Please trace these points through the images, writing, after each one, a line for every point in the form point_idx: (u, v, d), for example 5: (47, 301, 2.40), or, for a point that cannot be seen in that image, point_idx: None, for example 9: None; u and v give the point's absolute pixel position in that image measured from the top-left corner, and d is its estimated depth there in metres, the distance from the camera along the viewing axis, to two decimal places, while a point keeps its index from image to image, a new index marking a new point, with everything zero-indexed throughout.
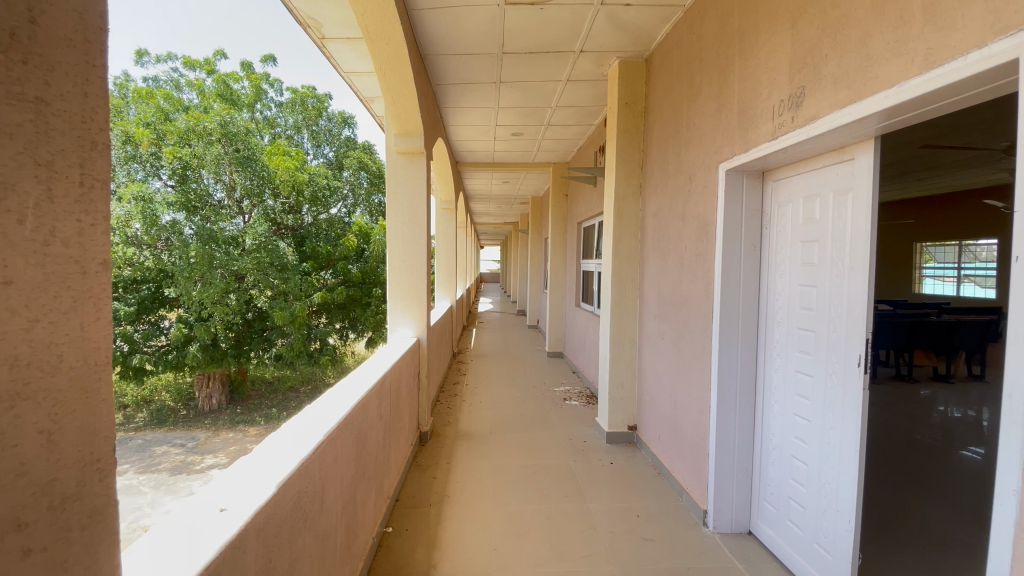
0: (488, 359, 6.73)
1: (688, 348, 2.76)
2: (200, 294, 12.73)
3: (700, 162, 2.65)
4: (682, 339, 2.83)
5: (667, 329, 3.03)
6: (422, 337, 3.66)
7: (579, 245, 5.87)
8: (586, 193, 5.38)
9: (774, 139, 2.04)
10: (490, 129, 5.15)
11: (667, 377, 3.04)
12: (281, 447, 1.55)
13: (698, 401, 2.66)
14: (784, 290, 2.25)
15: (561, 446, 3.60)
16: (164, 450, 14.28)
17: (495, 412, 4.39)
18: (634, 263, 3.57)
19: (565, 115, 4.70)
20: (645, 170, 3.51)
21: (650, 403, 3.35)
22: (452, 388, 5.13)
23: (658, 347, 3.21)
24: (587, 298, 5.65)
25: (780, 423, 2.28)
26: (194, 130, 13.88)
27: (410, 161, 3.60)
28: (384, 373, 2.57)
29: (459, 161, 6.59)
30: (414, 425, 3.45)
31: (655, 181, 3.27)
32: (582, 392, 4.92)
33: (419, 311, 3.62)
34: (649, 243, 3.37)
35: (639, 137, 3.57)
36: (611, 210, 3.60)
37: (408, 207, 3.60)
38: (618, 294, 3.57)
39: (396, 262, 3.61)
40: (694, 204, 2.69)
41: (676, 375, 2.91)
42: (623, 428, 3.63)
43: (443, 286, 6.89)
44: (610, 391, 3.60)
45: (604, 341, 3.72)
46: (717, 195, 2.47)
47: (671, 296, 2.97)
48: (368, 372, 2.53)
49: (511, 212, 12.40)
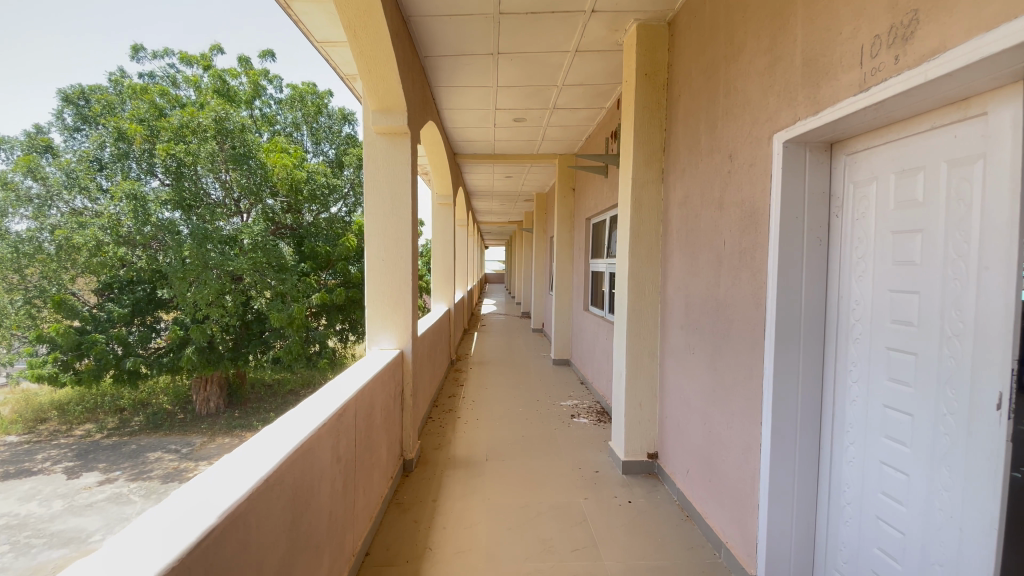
0: (489, 368, 6.16)
1: (728, 368, 2.21)
2: (195, 296, 12.28)
3: (745, 136, 2.11)
4: (719, 357, 2.29)
5: (699, 342, 2.49)
6: (406, 350, 3.12)
7: (588, 243, 5.34)
8: (596, 185, 4.84)
9: (862, 92, 1.50)
10: (489, 114, 4.62)
11: (699, 401, 2.50)
12: (199, 494, 1.23)
13: (741, 437, 2.12)
14: (865, 297, 1.70)
15: (569, 477, 3.06)
16: (158, 456, 13.90)
17: (493, 432, 3.84)
18: (655, 263, 3.03)
19: (573, 96, 4.17)
20: (668, 153, 2.97)
21: (676, 430, 2.80)
22: (447, 402, 4.61)
23: (686, 363, 2.66)
24: (597, 301, 5.09)
25: (860, 474, 1.73)
26: (189, 125, 13.21)
27: (390, 143, 3.05)
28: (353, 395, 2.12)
29: (457, 152, 6.07)
30: (395, 453, 2.93)
31: (683, 164, 2.72)
32: (591, 407, 4.37)
33: (403, 319, 3.09)
34: (674, 237, 2.83)
35: (661, 114, 3.02)
36: (628, 200, 3.06)
37: (389, 198, 3.06)
38: (637, 299, 3.03)
39: (376, 260, 3.08)
40: (737, 188, 2.15)
41: (711, 399, 2.37)
42: (642, 456, 3.08)
43: (440, 289, 6.34)
44: (627, 413, 3.06)
45: (618, 353, 3.18)
46: (772, 174, 1.93)
47: (705, 304, 2.43)
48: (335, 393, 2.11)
49: (516, 210, 11.86)
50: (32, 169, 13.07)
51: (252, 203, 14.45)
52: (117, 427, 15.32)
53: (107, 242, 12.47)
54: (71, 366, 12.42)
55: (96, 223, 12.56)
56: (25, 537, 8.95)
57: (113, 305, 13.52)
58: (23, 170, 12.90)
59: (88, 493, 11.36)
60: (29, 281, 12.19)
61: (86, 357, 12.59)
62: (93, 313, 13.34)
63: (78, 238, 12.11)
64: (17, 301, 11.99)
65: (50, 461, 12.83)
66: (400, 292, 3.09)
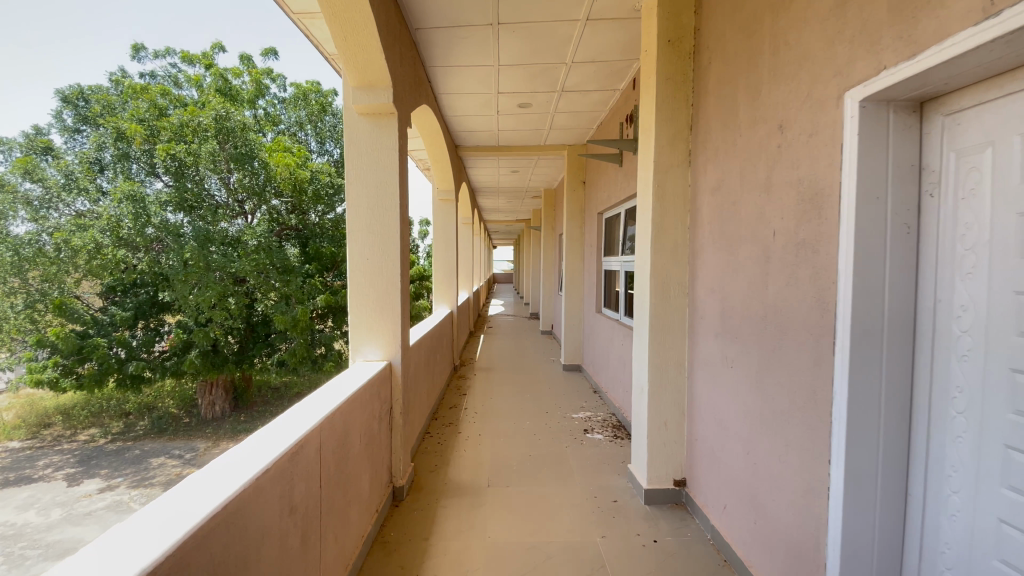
0: (494, 374, 5.74)
1: (782, 390, 1.78)
2: (196, 298, 11.95)
3: (801, 99, 1.69)
4: (768, 374, 1.86)
5: (741, 355, 2.06)
6: (395, 362, 2.71)
7: (600, 240, 4.93)
8: (609, 176, 4.42)
9: (985, 21, 1.08)
10: (491, 99, 4.21)
11: (741, 425, 2.08)
12: (178, 505, 1.14)
13: (800, 476, 1.69)
14: (974, 300, 1.28)
15: (582, 508, 2.65)
16: (161, 461, 13.60)
17: (497, 451, 3.43)
18: (682, 260, 2.60)
19: (584, 76, 3.76)
20: (695, 132, 2.54)
21: (710, 458, 2.37)
22: (447, 415, 4.21)
23: (722, 378, 2.24)
24: (611, 303, 4.68)
25: (966, 532, 1.31)
26: (189, 125, 12.90)
27: (374, 124, 2.65)
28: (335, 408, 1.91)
29: (459, 144, 5.66)
30: (383, 480, 2.54)
31: (716, 142, 2.30)
32: (606, 421, 3.96)
33: (390, 327, 2.68)
34: (706, 229, 2.41)
35: (687, 86, 2.59)
36: (649, 187, 2.64)
37: (373, 187, 2.65)
38: (661, 303, 2.61)
39: (359, 259, 2.67)
40: (791, 166, 1.73)
41: (758, 426, 1.94)
42: (668, 484, 2.66)
43: (442, 290, 5.93)
44: (649, 434, 2.65)
45: (639, 364, 2.76)
46: (842, 144, 1.51)
47: (748, 308, 2.00)
48: (312, 405, 1.92)
49: (524, 208, 11.46)
50: (31, 170, 12.79)
51: (257, 204, 14.14)
52: (121, 432, 15.08)
53: (106, 244, 12.17)
54: (73, 371, 12.11)
55: (96, 225, 12.27)
56: (19, 546, 8.41)
57: (115, 308, 13.27)
58: (20, 171, 12.57)
59: (89, 500, 11.16)
60: (29, 284, 11.90)
61: (88, 361, 12.32)
62: (97, 318, 13.08)
63: (76, 241, 11.84)
64: (18, 306, 11.79)
65: (51, 468, 12.54)
66: (386, 296, 2.68)
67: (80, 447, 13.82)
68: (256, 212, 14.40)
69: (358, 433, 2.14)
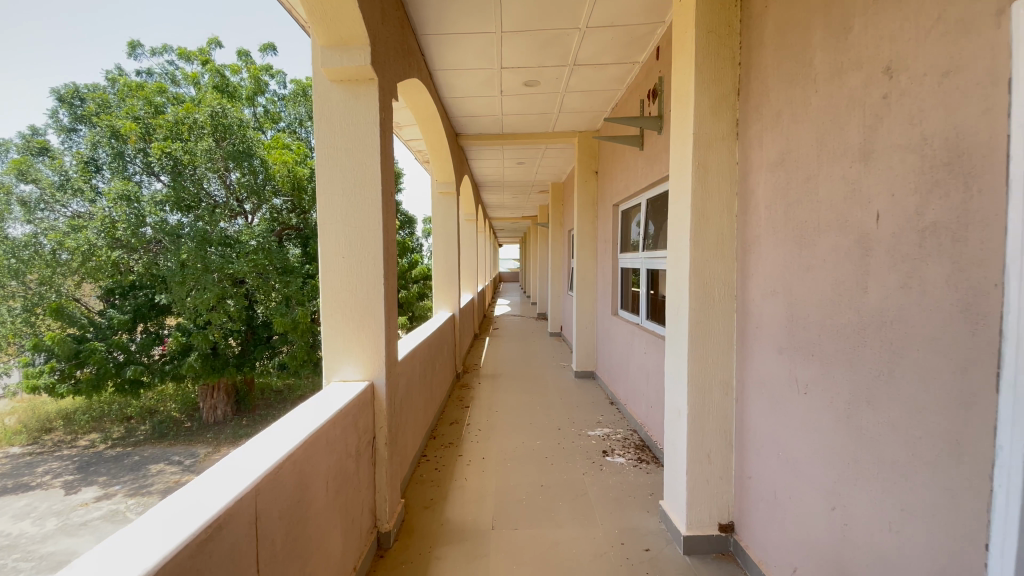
0: (500, 382, 5.26)
1: (900, 434, 1.28)
2: (194, 300, 11.55)
3: (928, 26, 1.19)
4: (875, 410, 1.37)
5: (826, 380, 1.57)
6: (378, 383, 2.22)
7: (616, 235, 4.43)
8: (626, 161, 3.94)
9: None
10: (493, 75, 3.73)
11: (827, 471, 1.58)
12: None
13: (930, 559, 1.20)
14: None
15: (607, 559, 2.17)
16: (161, 468, 13.25)
17: (504, 479, 2.96)
18: (728, 256, 2.11)
19: (600, 46, 3.27)
20: (745, 97, 2.05)
21: (773, 505, 1.87)
22: (448, 432, 3.73)
23: (791, 405, 1.75)
24: (629, 304, 4.19)
25: None
26: (184, 122, 12.42)
27: (350, 95, 2.16)
28: (295, 447, 1.50)
29: (460, 132, 5.18)
30: (363, 529, 2.06)
31: (780, 104, 1.80)
32: (627, 439, 3.48)
33: (372, 342, 2.20)
34: (764, 216, 1.91)
35: (733, 41, 2.09)
36: (687, 167, 2.15)
37: (349, 172, 2.17)
38: (703, 308, 2.12)
39: (332, 259, 2.18)
40: (914, 121, 1.23)
41: (856, 478, 1.45)
42: (713, 530, 2.18)
43: (444, 291, 5.43)
44: (689, 469, 2.16)
45: (675, 383, 2.27)
46: (1009, 81, 0.99)
47: (838, 317, 1.51)
48: (266, 443, 1.52)
49: (529, 204, 10.99)
50: (25, 170, 12.34)
51: (259, 205, 13.73)
52: (122, 437, 14.70)
53: (100, 245, 11.73)
54: (71, 376, 11.75)
55: (91, 225, 11.84)
56: (13, 561, 7.87)
57: (114, 311, 12.89)
58: (13, 172, 12.08)
59: (85, 509, 10.57)
60: (26, 286, 11.50)
61: (84, 366, 11.96)
62: (95, 322, 12.72)
63: (70, 242, 11.38)
64: (16, 310, 11.43)
65: (50, 474, 12.06)
66: (365, 303, 2.19)
67: (81, 451, 13.42)
68: (257, 213, 14.02)
69: (329, 471, 1.72)
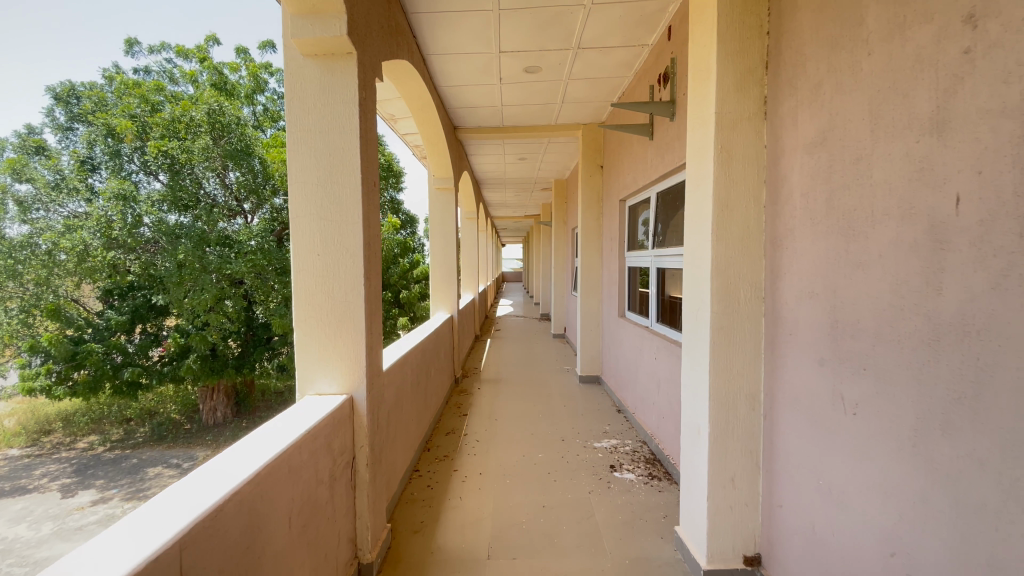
0: (501, 387, 4.99)
1: (991, 474, 1.03)
2: (191, 302, 11.32)
3: None
4: (957, 440, 1.11)
5: (885, 400, 1.31)
6: (358, 397, 1.97)
7: (623, 232, 4.17)
8: (634, 153, 3.68)
9: None
10: (492, 60, 3.46)
11: (885, 509, 1.33)
12: None
13: None
14: None
15: None
16: (159, 471, 12.97)
17: (503, 498, 2.71)
18: (755, 253, 1.86)
19: (608, 26, 3.01)
20: (775, 71, 1.80)
21: (812, 541, 1.62)
22: (444, 443, 3.47)
23: (837, 426, 1.49)
24: (638, 306, 3.93)
25: None
26: (180, 120, 12.14)
27: (325, 71, 1.91)
28: (244, 481, 1.25)
29: (458, 125, 4.92)
30: (338, 565, 1.81)
31: (820, 75, 1.55)
32: (636, 452, 3.22)
33: (351, 351, 1.95)
34: (800, 206, 1.66)
35: (760, 7, 1.84)
36: (707, 153, 1.90)
37: (324, 159, 1.92)
38: (728, 313, 1.86)
39: (305, 258, 1.93)
40: (1011, 81, 0.98)
41: (925, 521, 1.19)
42: (738, 564, 1.93)
43: (442, 292, 5.16)
44: (711, 495, 1.91)
45: (693, 396, 2.01)
46: None
47: (902, 324, 1.26)
48: (209, 477, 1.27)
49: (532, 202, 10.72)
50: (20, 170, 11.83)
51: (259, 205, 13.58)
52: (121, 439, 14.45)
53: (96, 245, 11.44)
54: (67, 377, 11.52)
55: (86, 225, 11.55)
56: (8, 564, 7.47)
57: (112, 312, 12.66)
58: (8, 171, 11.56)
59: (80, 514, 10.20)
60: (23, 287, 11.13)
61: (81, 368, 11.69)
62: (93, 323, 12.48)
63: (66, 243, 11.07)
64: (12, 311, 11.15)
65: (47, 477, 11.73)
66: (342, 307, 1.94)
67: (79, 454, 13.10)
68: (258, 213, 13.85)
69: (292, 506, 1.47)
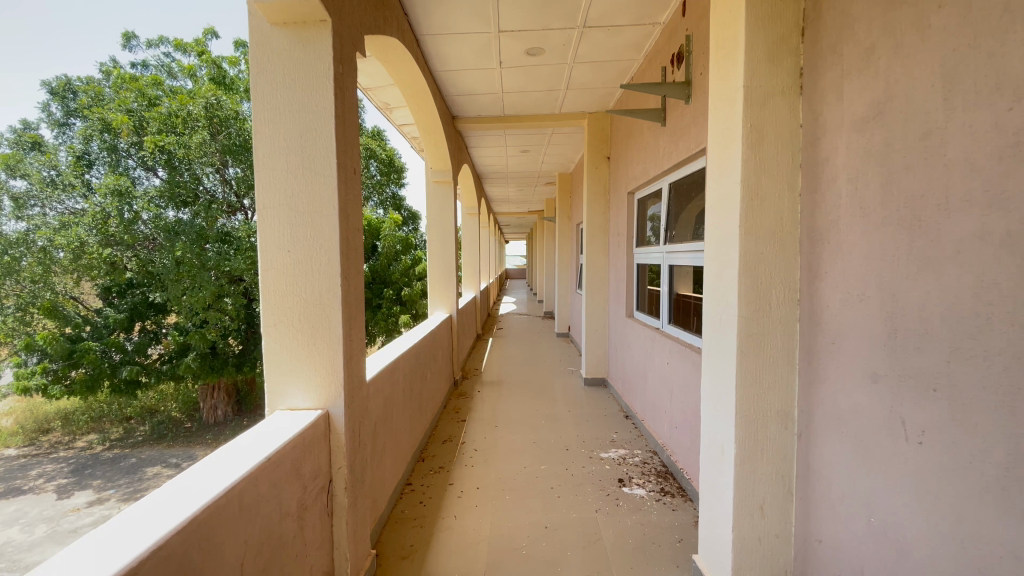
0: (502, 390, 4.75)
1: None
2: (189, 299, 11.14)
3: None
4: None
5: (963, 429, 1.07)
6: (334, 412, 1.74)
7: (631, 227, 3.93)
8: (644, 142, 3.43)
9: None
10: (491, 41, 3.20)
11: (960, 561, 1.09)
12: None
13: None
14: None
15: None
16: (158, 471, 12.78)
17: (501, 517, 2.47)
18: (789, 249, 1.61)
19: (616, 2, 2.76)
20: (813, 38, 1.55)
21: None
22: (439, 453, 3.24)
23: (895, 455, 1.25)
24: (647, 305, 3.68)
25: None
26: (178, 114, 11.81)
27: (296, 41, 1.67)
28: (173, 533, 1.01)
29: (457, 114, 4.66)
30: None
31: (873, 37, 1.30)
32: (647, 464, 2.98)
33: (327, 360, 1.72)
34: (844, 193, 1.42)
35: None
36: (733, 134, 1.65)
37: (296, 141, 1.68)
38: (757, 318, 1.62)
39: (276, 254, 1.70)
40: None
41: None
42: None
43: (440, 290, 4.85)
44: (737, 525, 1.67)
45: (716, 410, 1.77)
46: None
47: (987, 337, 1.01)
48: (132, 526, 1.03)
49: (535, 197, 10.45)
50: (15, 165, 11.57)
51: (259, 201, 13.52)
52: (121, 438, 14.26)
53: (91, 242, 11.27)
54: (64, 376, 11.33)
55: (82, 222, 11.25)
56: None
57: (110, 310, 12.42)
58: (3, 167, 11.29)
59: (75, 515, 9.97)
60: (19, 285, 10.83)
61: (78, 366, 11.47)
62: (91, 320, 12.28)
63: (60, 240, 10.90)
64: (9, 309, 10.89)
65: (43, 478, 11.54)
66: (315, 309, 1.71)
67: (77, 455, 12.84)
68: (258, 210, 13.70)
69: (249, 545, 1.25)
